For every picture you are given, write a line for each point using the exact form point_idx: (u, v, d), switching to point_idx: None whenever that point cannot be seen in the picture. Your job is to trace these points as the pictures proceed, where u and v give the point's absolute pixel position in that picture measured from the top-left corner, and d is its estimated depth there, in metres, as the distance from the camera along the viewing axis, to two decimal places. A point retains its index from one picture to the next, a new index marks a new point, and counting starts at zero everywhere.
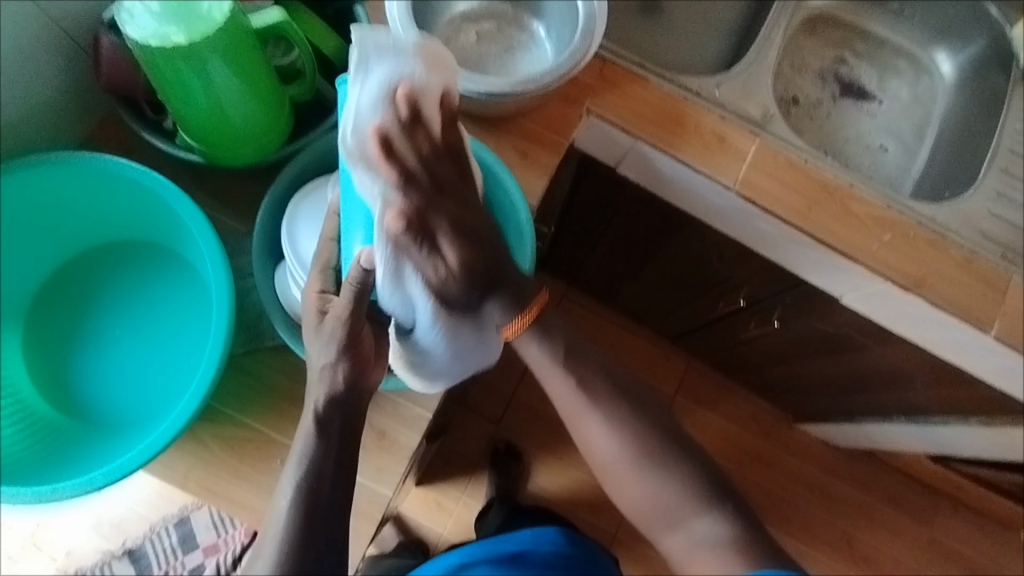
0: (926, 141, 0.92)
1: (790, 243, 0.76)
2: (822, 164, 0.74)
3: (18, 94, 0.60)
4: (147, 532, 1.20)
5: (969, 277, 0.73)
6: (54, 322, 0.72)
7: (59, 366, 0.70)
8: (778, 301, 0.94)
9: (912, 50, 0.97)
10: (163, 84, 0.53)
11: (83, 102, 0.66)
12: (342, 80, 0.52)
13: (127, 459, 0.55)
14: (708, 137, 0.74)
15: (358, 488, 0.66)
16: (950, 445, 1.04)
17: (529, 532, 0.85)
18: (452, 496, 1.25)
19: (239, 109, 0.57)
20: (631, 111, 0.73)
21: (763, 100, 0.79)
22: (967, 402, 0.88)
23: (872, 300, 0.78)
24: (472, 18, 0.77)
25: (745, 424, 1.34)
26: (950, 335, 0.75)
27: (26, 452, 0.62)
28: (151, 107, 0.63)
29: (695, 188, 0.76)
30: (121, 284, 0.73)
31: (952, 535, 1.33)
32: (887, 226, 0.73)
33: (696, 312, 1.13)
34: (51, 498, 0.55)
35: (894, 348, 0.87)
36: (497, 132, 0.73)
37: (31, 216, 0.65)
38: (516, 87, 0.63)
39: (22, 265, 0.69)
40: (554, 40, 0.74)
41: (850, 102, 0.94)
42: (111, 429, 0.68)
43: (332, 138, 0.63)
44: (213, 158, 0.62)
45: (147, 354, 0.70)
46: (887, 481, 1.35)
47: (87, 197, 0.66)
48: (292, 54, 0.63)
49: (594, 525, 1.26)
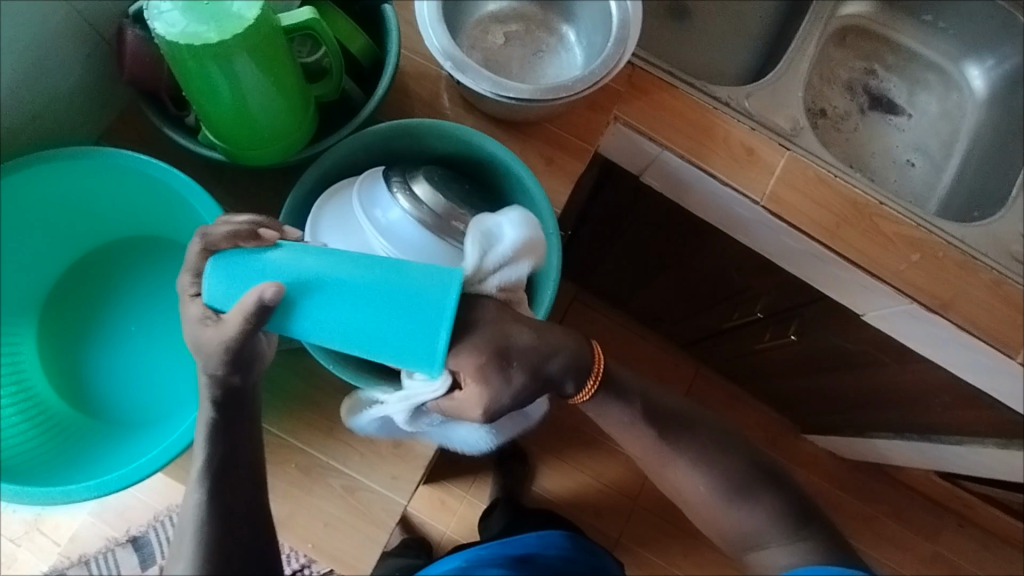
0: (953, 158, 0.90)
1: (816, 259, 0.75)
2: (851, 180, 0.73)
3: (38, 83, 0.59)
4: (151, 520, 1.20)
5: (997, 300, 0.72)
6: (69, 316, 0.71)
7: (74, 362, 0.70)
8: (795, 314, 0.93)
9: (943, 64, 0.95)
10: (188, 81, 0.52)
11: (103, 95, 0.65)
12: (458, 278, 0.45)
13: (145, 463, 0.55)
14: (737, 149, 0.72)
15: (370, 494, 0.65)
16: (964, 465, 1.03)
17: (535, 535, 0.82)
18: (456, 494, 1.24)
19: (266, 108, 0.56)
20: (659, 120, 0.72)
21: (793, 112, 0.77)
22: (984, 424, 0.87)
23: (893, 320, 0.77)
24: (500, 20, 0.75)
25: (753, 433, 1.33)
26: (975, 358, 0.74)
27: (41, 448, 0.62)
28: (174, 103, 0.62)
29: (721, 200, 0.75)
30: (137, 280, 0.72)
31: (957, 552, 1.32)
32: (916, 245, 0.72)
33: (710, 320, 1.12)
34: (66, 500, 0.54)
35: (914, 366, 0.86)
36: (522, 138, 0.72)
37: (49, 209, 0.64)
38: (547, 93, 0.61)
39: (38, 259, 0.69)
40: (584, 45, 0.73)
41: (879, 116, 0.93)
42: (126, 427, 0.68)
43: (356, 139, 0.61)
44: (236, 158, 0.61)
45: (163, 353, 0.70)
46: (893, 495, 1.34)
47: (106, 191, 0.65)
48: (319, 52, 0.62)
49: (597, 529, 1.26)
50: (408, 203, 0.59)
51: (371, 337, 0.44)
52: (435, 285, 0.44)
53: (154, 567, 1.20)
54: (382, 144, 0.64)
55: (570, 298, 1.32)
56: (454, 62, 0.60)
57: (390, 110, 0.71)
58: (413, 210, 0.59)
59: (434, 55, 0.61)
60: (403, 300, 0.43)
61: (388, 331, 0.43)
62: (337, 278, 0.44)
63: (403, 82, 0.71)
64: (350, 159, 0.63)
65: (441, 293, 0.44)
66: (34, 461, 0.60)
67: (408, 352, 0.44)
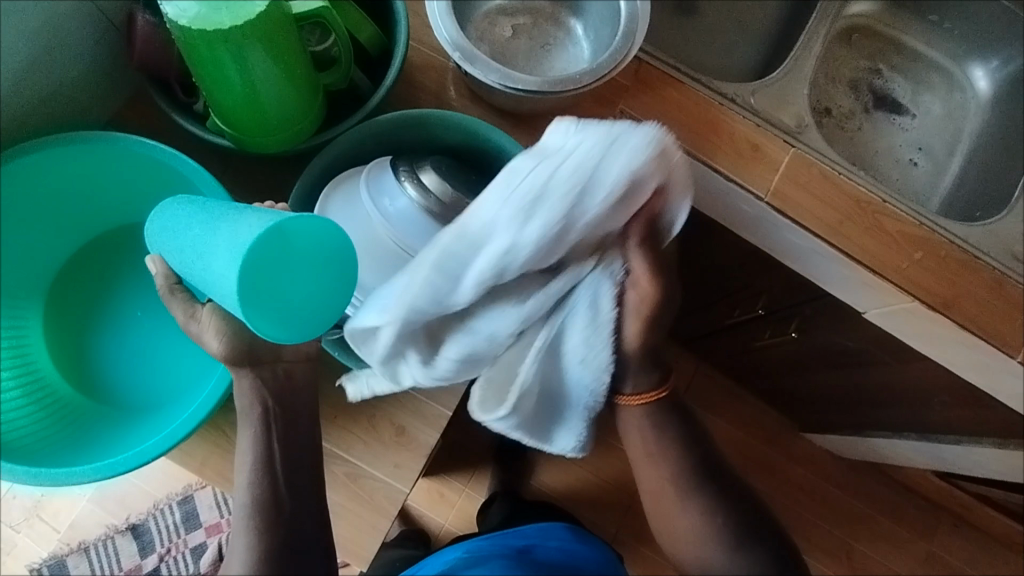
0: (956, 158, 0.91)
1: (819, 256, 0.75)
2: (856, 178, 0.73)
3: (47, 66, 0.59)
4: (150, 508, 1.20)
5: (999, 300, 0.72)
6: (74, 300, 0.71)
7: (79, 346, 0.70)
8: (796, 312, 0.94)
9: (947, 65, 0.95)
10: (198, 65, 0.52)
11: (112, 80, 0.65)
12: (263, 224, 0.43)
13: (150, 445, 0.55)
14: (742, 145, 0.72)
15: (373, 483, 0.66)
16: (961, 465, 1.03)
17: (535, 526, 0.85)
18: (455, 488, 1.25)
19: (275, 94, 0.56)
20: (665, 115, 0.72)
21: (798, 109, 0.78)
22: (983, 423, 0.87)
23: (894, 319, 0.77)
24: (508, 13, 0.76)
25: (751, 431, 1.34)
26: (974, 357, 0.74)
27: (46, 430, 0.62)
28: (183, 90, 0.63)
29: (724, 196, 0.75)
30: (143, 267, 0.72)
31: (953, 552, 1.33)
32: (919, 244, 0.72)
33: (712, 317, 1.13)
34: (71, 481, 0.54)
35: (913, 365, 0.86)
36: (529, 130, 0.72)
37: (57, 193, 0.64)
38: (555, 85, 0.61)
39: (46, 244, 0.69)
40: (592, 39, 0.73)
41: (883, 115, 0.93)
42: (130, 411, 0.68)
43: (361, 129, 0.62)
44: (244, 144, 0.61)
45: (169, 339, 0.71)
46: (890, 494, 1.34)
47: (113, 177, 0.65)
48: (329, 41, 0.62)
49: (595, 524, 1.26)
50: (415, 191, 0.59)
51: (204, 283, 0.47)
52: (239, 229, 0.44)
53: (152, 556, 1.20)
54: (389, 133, 0.64)
55: None
56: (463, 53, 0.60)
57: (398, 101, 0.71)
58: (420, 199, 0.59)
59: (443, 45, 0.61)
60: (215, 247, 0.45)
61: (207, 272, 0.46)
62: (185, 247, 0.48)
63: (411, 72, 0.71)
64: (358, 148, 0.64)
65: (236, 245, 0.43)
66: (39, 442, 0.60)
67: (223, 296, 0.45)
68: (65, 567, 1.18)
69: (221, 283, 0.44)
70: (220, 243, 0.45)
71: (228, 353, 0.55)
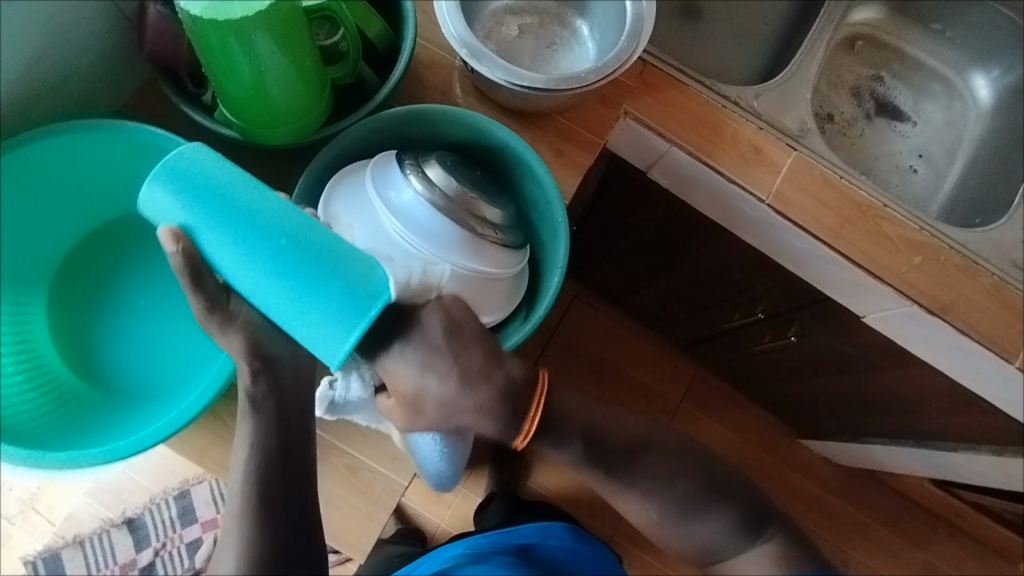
0: (955, 165, 0.91)
1: (819, 259, 0.76)
2: (856, 183, 0.73)
3: (58, 54, 0.59)
4: (147, 503, 1.20)
5: (997, 306, 0.72)
6: (79, 289, 0.72)
7: (82, 333, 0.71)
8: (796, 316, 0.94)
9: (947, 74, 0.96)
10: (208, 55, 0.53)
11: (121, 71, 0.66)
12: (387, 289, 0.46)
13: (149, 432, 0.55)
14: (744, 148, 0.73)
15: (372, 475, 0.66)
16: (958, 473, 1.03)
17: (536, 526, 0.83)
18: (452, 487, 1.25)
19: (282, 86, 0.56)
20: (668, 116, 0.73)
21: (800, 113, 0.78)
22: (980, 431, 0.87)
23: (894, 322, 0.78)
24: (515, 13, 0.76)
25: (749, 436, 1.34)
26: (972, 363, 0.75)
27: (48, 416, 0.63)
28: (192, 81, 0.63)
29: (725, 197, 0.76)
30: (148, 257, 0.73)
31: (948, 561, 1.33)
32: (918, 248, 0.73)
33: (711, 321, 1.13)
34: (72, 466, 0.54)
35: (912, 370, 0.87)
36: (533, 128, 0.72)
37: (64, 181, 0.65)
38: (560, 83, 0.61)
39: (51, 232, 0.69)
40: (597, 40, 0.74)
41: (884, 122, 0.94)
42: (131, 399, 0.68)
43: (367, 122, 0.62)
44: (251, 136, 0.61)
45: (171, 328, 0.71)
46: (886, 502, 1.34)
47: (120, 166, 0.66)
48: (336, 35, 0.63)
49: (591, 526, 1.26)
50: (420, 185, 0.60)
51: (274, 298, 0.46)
52: (353, 273, 0.46)
53: (148, 550, 1.19)
54: (394, 127, 0.64)
55: (571, 296, 1.32)
56: (470, 49, 0.61)
57: (404, 97, 0.72)
58: (425, 192, 0.60)
59: (451, 42, 0.62)
60: (313, 275, 0.45)
61: (284, 294, 0.46)
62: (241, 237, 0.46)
63: (417, 69, 0.72)
64: (363, 142, 0.64)
65: (356, 296, 0.45)
66: (41, 428, 0.61)
67: (297, 321, 0.46)
68: (59, 559, 1.17)
69: (314, 318, 0.45)
70: (324, 273, 0.45)
71: (237, 343, 0.55)
